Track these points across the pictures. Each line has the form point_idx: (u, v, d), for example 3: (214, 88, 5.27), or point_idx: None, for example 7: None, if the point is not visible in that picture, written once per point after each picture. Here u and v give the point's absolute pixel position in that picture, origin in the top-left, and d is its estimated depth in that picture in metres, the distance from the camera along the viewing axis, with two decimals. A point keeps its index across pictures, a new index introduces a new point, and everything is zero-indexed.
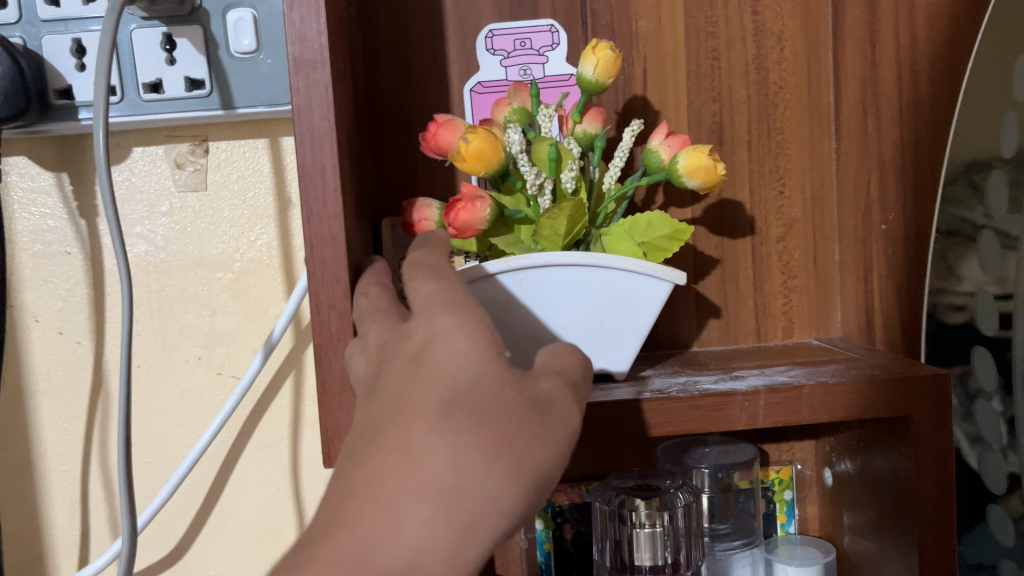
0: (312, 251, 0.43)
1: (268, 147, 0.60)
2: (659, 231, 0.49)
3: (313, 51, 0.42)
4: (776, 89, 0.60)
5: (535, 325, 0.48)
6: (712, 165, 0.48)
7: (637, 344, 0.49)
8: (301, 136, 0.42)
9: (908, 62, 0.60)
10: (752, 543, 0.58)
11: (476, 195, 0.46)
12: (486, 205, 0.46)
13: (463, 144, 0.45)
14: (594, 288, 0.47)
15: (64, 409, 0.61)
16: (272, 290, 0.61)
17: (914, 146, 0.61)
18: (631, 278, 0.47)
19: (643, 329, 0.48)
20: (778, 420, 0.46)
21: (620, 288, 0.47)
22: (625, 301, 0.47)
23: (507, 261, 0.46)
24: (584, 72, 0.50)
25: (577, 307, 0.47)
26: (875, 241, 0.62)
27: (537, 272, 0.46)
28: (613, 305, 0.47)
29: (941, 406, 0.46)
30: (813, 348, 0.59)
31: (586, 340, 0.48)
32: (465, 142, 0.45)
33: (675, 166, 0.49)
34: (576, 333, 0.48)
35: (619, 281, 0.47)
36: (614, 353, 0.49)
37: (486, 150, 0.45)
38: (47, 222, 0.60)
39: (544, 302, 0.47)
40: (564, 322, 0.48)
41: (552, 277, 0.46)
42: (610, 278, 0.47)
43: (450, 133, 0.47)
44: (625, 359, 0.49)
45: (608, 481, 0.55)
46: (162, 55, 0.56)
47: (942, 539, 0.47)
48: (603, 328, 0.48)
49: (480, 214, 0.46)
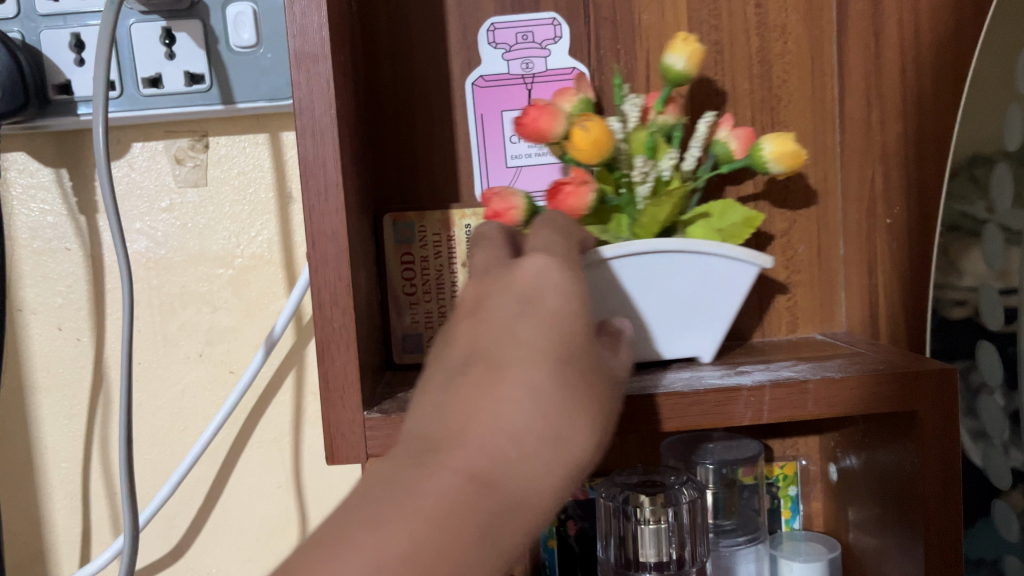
0: (315, 246, 0.42)
1: (269, 141, 0.60)
2: (735, 218, 0.51)
3: (315, 45, 0.41)
4: (780, 82, 0.60)
5: (630, 311, 0.49)
6: (800, 153, 0.50)
7: (724, 326, 0.50)
8: (303, 130, 0.41)
9: (912, 55, 0.60)
10: (757, 539, 0.58)
11: (582, 180, 0.47)
12: (592, 189, 0.47)
13: (583, 133, 0.46)
14: (686, 272, 0.48)
15: (64, 406, 0.61)
16: (274, 286, 0.61)
17: (919, 139, 0.60)
18: (721, 261, 0.48)
19: (730, 312, 0.50)
20: (783, 416, 0.46)
21: (711, 272, 0.49)
22: (716, 285, 0.49)
23: (606, 248, 0.47)
24: (672, 62, 0.50)
25: (670, 292, 0.49)
26: (880, 235, 0.61)
27: (637, 258, 0.47)
28: (703, 289, 0.49)
29: (947, 401, 0.46)
30: (817, 342, 0.58)
31: (676, 324, 0.50)
32: (583, 130, 0.46)
33: (759, 152, 0.50)
34: (666, 317, 0.49)
35: (710, 265, 0.48)
36: (700, 336, 0.50)
37: (603, 140, 0.46)
38: (47, 219, 0.60)
39: (638, 286, 0.48)
40: (657, 306, 0.49)
41: (647, 262, 0.47)
42: (705, 263, 0.48)
43: (553, 123, 0.48)
44: (712, 341, 0.51)
45: (612, 477, 0.55)
46: (161, 49, 0.56)
47: (948, 534, 0.47)
48: (693, 312, 0.49)
49: (586, 199, 0.47)
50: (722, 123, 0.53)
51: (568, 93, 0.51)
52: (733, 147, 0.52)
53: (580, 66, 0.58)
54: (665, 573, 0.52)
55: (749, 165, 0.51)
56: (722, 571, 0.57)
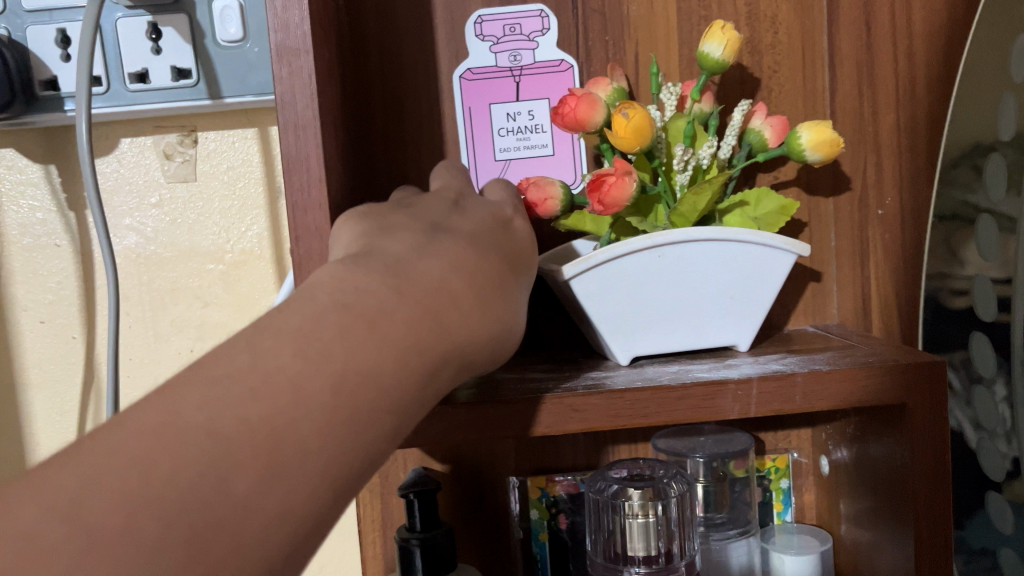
0: (297, 242, 0.42)
1: (257, 136, 0.60)
2: (772, 205, 0.52)
3: (297, 39, 0.41)
4: (771, 72, 0.59)
5: (671, 301, 0.48)
6: (838, 141, 0.50)
7: (761, 315, 0.50)
8: (285, 125, 0.41)
9: (905, 43, 0.59)
10: (748, 532, 0.58)
11: (624, 171, 0.45)
12: (633, 180, 0.45)
13: (625, 120, 0.45)
14: (729, 261, 0.48)
15: (56, 402, 0.61)
16: (265, 281, 0.61)
17: (912, 129, 0.60)
18: (762, 251, 0.48)
19: (767, 301, 0.50)
20: (771, 409, 0.45)
21: (751, 260, 0.48)
22: (756, 273, 0.49)
23: (652, 236, 0.46)
24: (707, 51, 0.49)
25: (707, 281, 0.48)
26: (873, 227, 0.61)
27: (676, 248, 0.47)
28: (745, 278, 0.49)
29: (936, 394, 0.46)
30: (807, 334, 0.58)
31: (717, 312, 0.49)
32: (624, 117, 0.45)
33: (797, 141, 0.50)
34: (708, 306, 0.49)
35: (750, 255, 0.48)
36: (738, 325, 0.50)
37: (645, 129, 0.45)
38: (36, 215, 0.59)
39: (682, 275, 0.48)
40: (700, 296, 0.49)
41: (692, 251, 0.47)
42: (742, 252, 0.48)
43: (591, 113, 0.46)
44: (749, 330, 0.51)
45: (602, 471, 0.55)
46: (148, 44, 0.55)
47: (938, 528, 0.47)
48: (733, 300, 0.49)
49: (628, 190, 0.45)
50: (756, 111, 0.52)
51: (602, 85, 0.51)
52: (767, 135, 0.51)
53: (569, 58, 0.57)
54: (654, 566, 0.52)
55: (785, 153, 0.51)
56: (712, 565, 0.57)
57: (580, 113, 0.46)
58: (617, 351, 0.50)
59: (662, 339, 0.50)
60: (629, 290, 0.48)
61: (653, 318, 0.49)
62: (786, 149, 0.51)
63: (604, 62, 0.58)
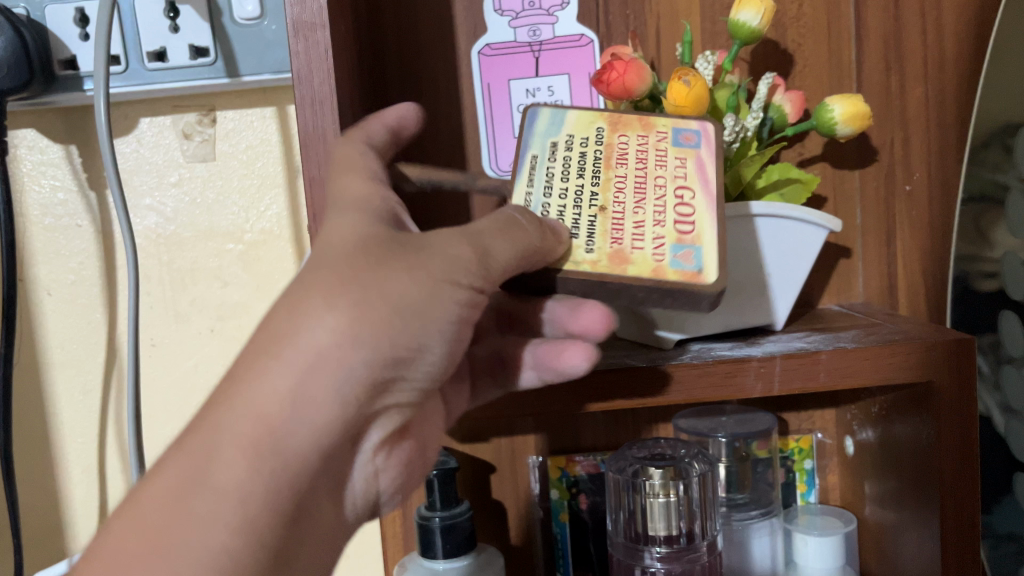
0: (315, 217, 0.41)
1: (276, 115, 0.59)
2: (796, 179, 0.51)
3: (313, 14, 0.40)
4: (795, 46, 0.58)
5: None
6: (869, 116, 0.49)
7: (793, 294, 0.50)
8: (302, 100, 0.41)
9: (934, 16, 0.58)
10: (771, 512, 0.57)
11: None
12: None
13: (686, 88, 0.44)
14: (768, 237, 0.47)
15: (79, 381, 0.61)
16: (284, 260, 0.61)
17: (941, 103, 0.58)
18: (798, 227, 0.48)
19: (801, 279, 0.49)
20: (794, 388, 0.45)
21: (789, 236, 0.48)
22: (792, 249, 0.48)
23: None
24: (742, 19, 0.48)
25: (744, 259, 0.47)
26: (899, 203, 0.59)
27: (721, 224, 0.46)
28: (782, 254, 0.48)
29: (963, 371, 0.45)
30: (833, 313, 0.57)
31: (755, 291, 0.49)
32: (685, 85, 0.44)
33: (829, 113, 0.49)
34: (748, 284, 0.48)
35: (787, 230, 0.48)
36: (768, 304, 0.49)
37: (704, 98, 0.44)
38: (57, 195, 0.60)
39: (725, 252, 0.47)
40: (740, 273, 0.48)
41: (735, 227, 0.46)
42: (781, 227, 0.47)
43: (640, 83, 0.45)
44: (781, 309, 0.50)
45: (622, 451, 0.55)
46: (165, 22, 0.55)
47: (964, 508, 0.46)
48: (770, 279, 0.48)
49: None
50: (779, 86, 0.51)
51: (626, 50, 0.48)
52: (787, 110, 0.50)
53: (589, 32, 0.57)
54: (675, 546, 0.51)
55: (814, 126, 0.50)
56: (735, 545, 0.56)
57: (627, 80, 0.45)
58: (662, 334, 0.48)
59: (705, 320, 0.48)
60: None
61: None
62: (814, 123, 0.50)
63: (624, 36, 0.57)
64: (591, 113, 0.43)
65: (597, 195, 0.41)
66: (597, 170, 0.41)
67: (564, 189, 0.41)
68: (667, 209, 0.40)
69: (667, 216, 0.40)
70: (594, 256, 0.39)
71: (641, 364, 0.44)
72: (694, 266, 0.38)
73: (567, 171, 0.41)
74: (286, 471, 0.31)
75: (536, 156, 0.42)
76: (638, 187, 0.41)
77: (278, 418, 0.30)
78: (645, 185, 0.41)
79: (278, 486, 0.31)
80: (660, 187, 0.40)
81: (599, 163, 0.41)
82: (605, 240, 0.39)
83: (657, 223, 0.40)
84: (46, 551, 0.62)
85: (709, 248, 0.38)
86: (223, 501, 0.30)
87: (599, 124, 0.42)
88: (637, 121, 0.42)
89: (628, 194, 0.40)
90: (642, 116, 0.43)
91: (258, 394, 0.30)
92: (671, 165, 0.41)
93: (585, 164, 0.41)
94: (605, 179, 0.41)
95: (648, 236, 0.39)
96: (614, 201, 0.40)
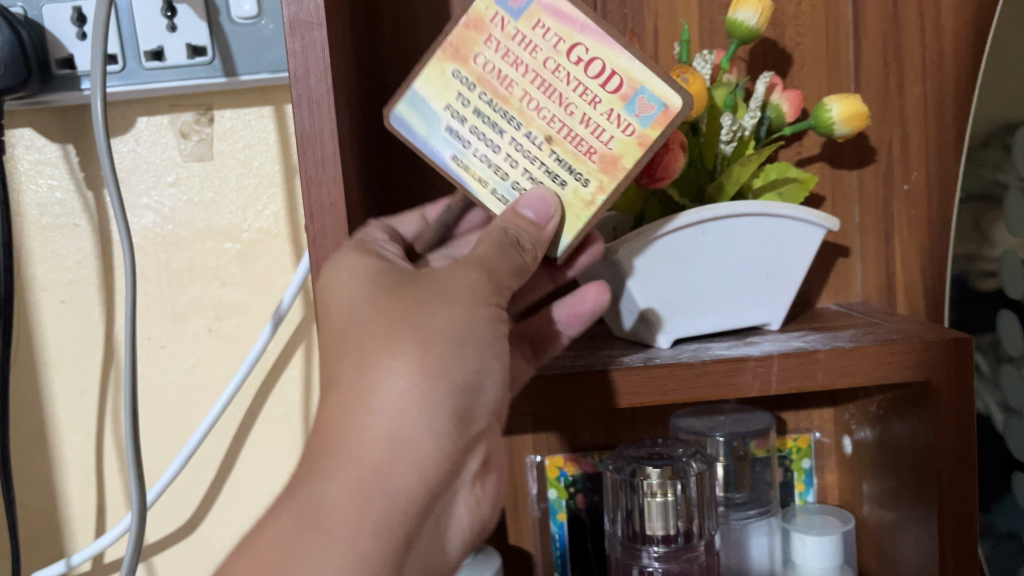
0: (312, 216, 0.41)
1: (273, 115, 0.59)
2: (793, 179, 0.51)
3: (310, 13, 0.40)
4: (793, 44, 0.58)
5: (713, 279, 0.47)
6: (867, 116, 0.49)
7: (792, 293, 0.50)
8: (298, 99, 0.40)
9: (933, 14, 0.57)
10: (769, 512, 0.57)
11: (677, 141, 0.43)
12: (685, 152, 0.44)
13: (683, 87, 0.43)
14: (768, 236, 0.47)
15: (77, 380, 0.61)
16: (281, 259, 0.61)
17: (940, 102, 0.58)
18: (797, 226, 0.48)
19: (799, 278, 0.49)
20: (792, 387, 0.45)
21: (787, 235, 0.48)
22: (791, 248, 0.48)
23: (700, 210, 0.45)
24: (740, 18, 0.48)
25: (743, 257, 0.47)
26: (897, 202, 0.59)
27: (720, 223, 0.46)
28: (781, 253, 0.48)
29: (961, 370, 0.45)
30: (831, 312, 0.57)
31: (753, 290, 0.49)
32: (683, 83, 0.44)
33: (827, 113, 0.49)
34: (746, 283, 0.48)
35: (787, 229, 0.47)
36: (767, 303, 0.49)
37: (701, 96, 0.44)
38: (55, 194, 0.60)
39: (724, 250, 0.47)
40: (739, 272, 0.48)
41: (735, 226, 0.46)
42: (780, 226, 0.47)
43: None
44: (779, 308, 0.50)
45: (620, 450, 0.55)
46: (163, 21, 0.55)
47: (962, 507, 0.46)
48: (769, 278, 0.48)
49: (680, 161, 0.43)
50: (777, 85, 0.51)
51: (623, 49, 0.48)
52: (784, 109, 0.50)
53: None
54: (672, 546, 0.52)
55: (811, 126, 0.50)
56: (733, 544, 0.56)
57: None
58: (660, 333, 0.48)
59: (703, 319, 0.48)
60: (674, 267, 0.46)
61: (696, 297, 0.47)
62: (812, 122, 0.50)
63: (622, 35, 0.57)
64: (430, 65, 0.40)
65: (529, 131, 0.40)
66: (502, 110, 0.40)
67: (507, 156, 0.41)
68: (586, 81, 0.39)
69: (593, 89, 0.39)
70: (594, 186, 0.40)
71: (639, 364, 0.44)
72: (659, 104, 0.38)
73: (487, 137, 0.40)
74: (398, 509, 0.34)
75: (456, 153, 0.41)
76: (546, 88, 0.39)
77: (380, 461, 0.34)
78: (546, 81, 0.39)
79: (389, 525, 0.34)
80: (563, 70, 0.39)
81: (494, 103, 0.40)
82: (584, 163, 0.40)
83: (596, 106, 0.39)
84: (44, 551, 0.62)
85: (649, 79, 0.38)
86: (337, 547, 0.32)
87: (452, 70, 0.40)
88: (467, 31, 0.39)
89: (550, 105, 0.39)
90: (468, 24, 0.39)
91: (357, 446, 0.34)
92: (542, 38, 0.39)
93: (486, 117, 0.40)
94: (519, 112, 0.40)
95: (603, 123, 0.39)
96: (544, 122, 0.40)
